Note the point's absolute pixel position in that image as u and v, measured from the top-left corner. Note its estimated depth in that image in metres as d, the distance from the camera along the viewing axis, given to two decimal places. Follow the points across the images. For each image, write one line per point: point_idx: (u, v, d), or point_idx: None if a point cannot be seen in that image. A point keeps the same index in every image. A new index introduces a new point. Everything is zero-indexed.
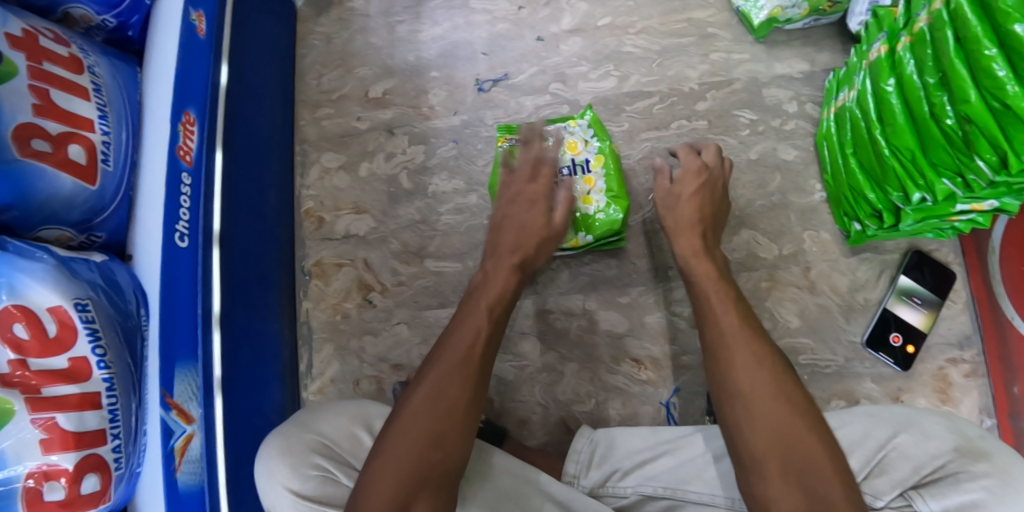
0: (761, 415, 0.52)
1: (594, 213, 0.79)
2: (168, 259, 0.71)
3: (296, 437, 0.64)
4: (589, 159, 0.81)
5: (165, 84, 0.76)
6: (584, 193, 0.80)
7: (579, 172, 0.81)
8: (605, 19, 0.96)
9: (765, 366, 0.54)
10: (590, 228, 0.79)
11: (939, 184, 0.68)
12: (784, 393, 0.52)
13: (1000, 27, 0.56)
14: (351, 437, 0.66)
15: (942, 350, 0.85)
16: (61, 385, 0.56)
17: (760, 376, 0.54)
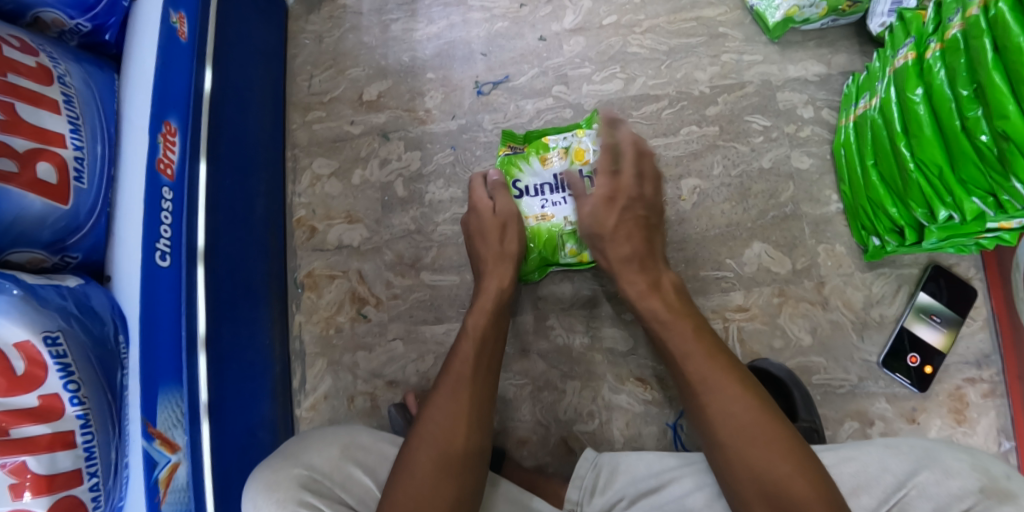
0: (738, 458, 0.53)
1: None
2: (149, 282, 0.68)
3: (284, 472, 0.62)
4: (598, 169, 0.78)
5: (143, 92, 0.72)
6: None
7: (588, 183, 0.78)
8: (610, 17, 0.91)
9: (744, 398, 0.56)
10: None
11: (968, 202, 0.64)
12: (763, 421, 0.54)
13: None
14: (340, 470, 0.64)
15: (960, 369, 0.81)
16: (30, 425, 0.53)
17: (734, 407, 0.56)
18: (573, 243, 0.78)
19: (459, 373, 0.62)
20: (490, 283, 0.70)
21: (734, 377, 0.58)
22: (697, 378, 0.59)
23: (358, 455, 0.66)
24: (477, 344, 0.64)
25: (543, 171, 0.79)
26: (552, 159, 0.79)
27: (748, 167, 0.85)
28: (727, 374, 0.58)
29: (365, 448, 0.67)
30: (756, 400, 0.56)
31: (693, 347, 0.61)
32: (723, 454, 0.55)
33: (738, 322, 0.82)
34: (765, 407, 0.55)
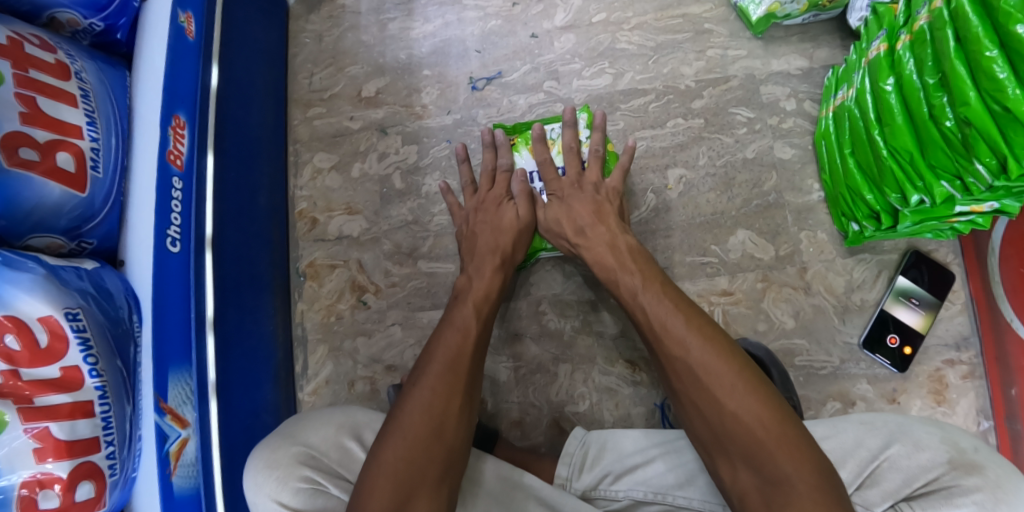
0: (704, 414, 0.56)
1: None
2: (159, 266, 0.72)
3: (283, 450, 0.65)
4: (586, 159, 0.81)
5: (154, 88, 0.76)
6: None
7: None
8: (599, 15, 0.94)
9: (724, 363, 0.56)
10: None
11: (938, 186, 0.67)
12: (743, 386, 0.54)
13: (999, 27, 0.56)
14: (338, 446, 0.67)
15: (939, 351, 0.84)
16: (53, 394, 0.56)
17: (715, 374, 0.55)
18: None
19: (447, 349, 0.64)
20: (483, 270, 0.73)
21: (714, 343, 0.57)
22: (677, 345, 0.58)
23: (356, 431, 0.69)
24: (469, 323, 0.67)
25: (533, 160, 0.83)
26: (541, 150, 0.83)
27: (733, 158, 0.88)
28: (707, 340, 0.57)
29: (363, 425, 0.70)
30: (736, 365, 0.55)
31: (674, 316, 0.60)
32: (693, 408, 0.57)
33: (723, 307, 0.85)
34: (746, 371, 0.55)
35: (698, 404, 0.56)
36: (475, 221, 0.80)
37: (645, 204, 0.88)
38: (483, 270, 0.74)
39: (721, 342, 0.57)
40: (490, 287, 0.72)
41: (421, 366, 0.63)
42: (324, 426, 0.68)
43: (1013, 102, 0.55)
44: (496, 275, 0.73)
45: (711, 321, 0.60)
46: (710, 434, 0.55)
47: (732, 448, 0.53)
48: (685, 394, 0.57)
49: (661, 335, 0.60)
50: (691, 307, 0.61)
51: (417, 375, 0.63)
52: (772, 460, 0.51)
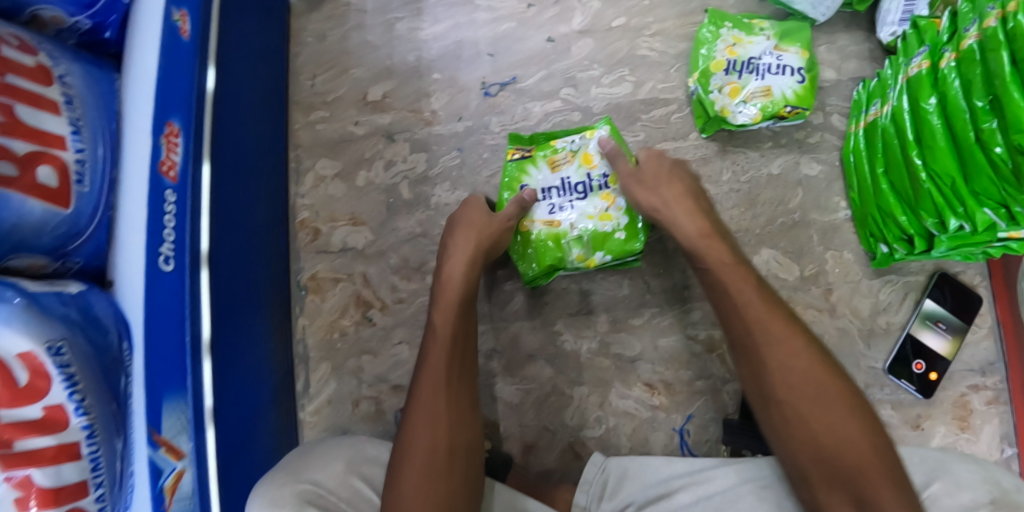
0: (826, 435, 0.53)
1: (617, 232, 0.75)
2: (151, 285, 0.67)
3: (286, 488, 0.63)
4: (607, 174, 0.77)
5: (145, 92, 0.70)
6: (602, 210, 0.76)
7: (596, 189, 0.76)
8: (619, 19, 0.89)
9: (838, 412, 0.53)
10: (606, 246, 0.75)
11: (980, 213, 0.66)
12: (844, 414, 0.53)
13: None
14: (345, 484, 0.66)
15: (964, 376, 0.83)
16: (35, 437, 0.53)
17: (825, 427, 0.53)
18: (579, 249, 0.76)
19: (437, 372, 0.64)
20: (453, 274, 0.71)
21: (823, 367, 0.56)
22: (811, 431, 0.54)
23: (362, 469, 0.68)
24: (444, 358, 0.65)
25: (551, 175, 0.78)
26: (560, 164, 0.78)
27: (757, 174, 0.85)
28: (850, 424, 0.53)
29: (368, 461, 0.69)
30: (831, 383, 0.54)
31: (790, 401, 0.55)
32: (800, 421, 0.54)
33: None
34: (866, 427, 0.53)
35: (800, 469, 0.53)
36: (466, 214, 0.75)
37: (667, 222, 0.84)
38: (455, 263, 0.72)
39: (865, 424, 0.53)
40: (456, 290, 0.70)
41: (425, 391, 0.63)
42: (332, 463, 0.66)
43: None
44: (466, 272, 0.71)
45: (837, 394, 0.54)
46: (800, 417, 0.54)
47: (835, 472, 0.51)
48: (785, 427, 0.55)
49: (773, 393, 0.56)
50: (788, 321, 0.59)
51: (422, 400, 0.63)
52: (864, 477, 0.50)
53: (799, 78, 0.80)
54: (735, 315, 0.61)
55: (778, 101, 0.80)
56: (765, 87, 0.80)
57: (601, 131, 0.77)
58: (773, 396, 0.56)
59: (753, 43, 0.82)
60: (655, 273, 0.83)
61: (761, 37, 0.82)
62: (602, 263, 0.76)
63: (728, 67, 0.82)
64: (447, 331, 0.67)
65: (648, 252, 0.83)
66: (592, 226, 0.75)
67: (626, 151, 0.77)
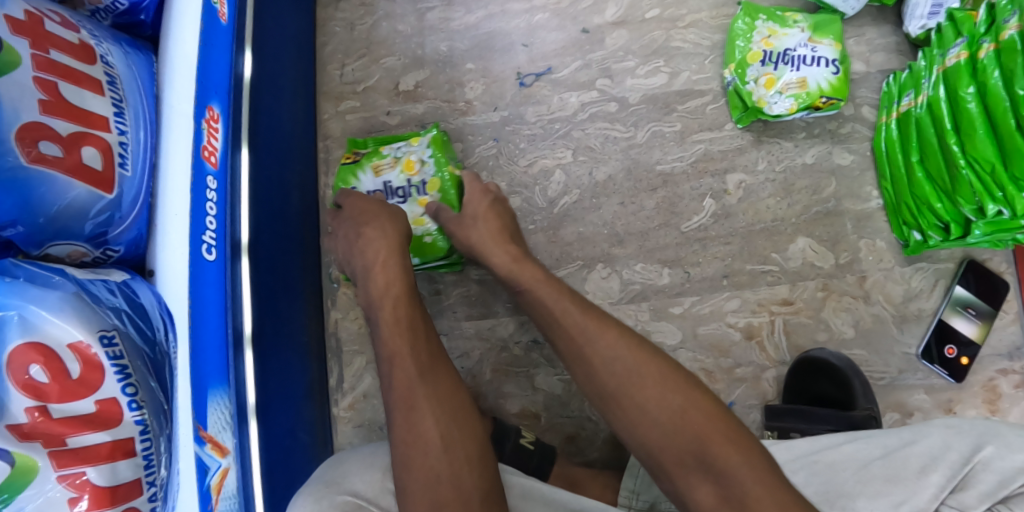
0: (647, 413, 0.49)
1: (424, 236, 0.76)
2: (195, 274, 0.65)
3: (328, 497, 0.61)
4: (426, 181, 0.76)
5: (186, 74, 0.68)
6: (416, 215, 0.76)
7: (413, 194, 0.76)
8: (652, 11, 0.90)
9: (669, 401, 0.48)
10: (417, 252, 0.76)
11: (1020, 199, 0.68)
12: (640, 388, 0.50)
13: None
14: (385, 490, 0.63)
15: (993, 361, 0.85)
16: (89, 433, 0.51)
17: (673, 426, 0.47)
18: None
19: (407, 372, 0.57)
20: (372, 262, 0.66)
21: (631, 346, 0.52)
22: (658, 437, 0.48)
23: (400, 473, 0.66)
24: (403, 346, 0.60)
25: (375, 179, 0.77)
26: (383, 168, 0.77)
27: (792, 163, 0.85)
28: (704, 418, 0.47)
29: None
30: (668, 371, 0.50)
31: (637, 393, 0.50)
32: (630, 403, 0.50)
33: (784, 316, 0.83)
34: (706, 414, 0.47)
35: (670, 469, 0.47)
36: (357, 203, 0.71)
37: (705, 210, 0.84)
38: (373, 274, 0.65)
39: (716, 416, 0.47)
40: (394, 285, 0.64)
41: (405, 393, 0.56)
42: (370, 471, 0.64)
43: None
44: (392, 274, 0.64)
45: (653, 388, 0.49)
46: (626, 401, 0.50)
47: (712, 473, 0.45)
48: (638, 431, 0.49)
49: (614, 396, 0.51)
50: (601, 316, 0.56)
51: (404, 407, 0.55)
52: (711, 450, 0.45)
53: (833, 70, 0.81)
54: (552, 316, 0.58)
55: (813, 92, 0.81)
56: (800, 79, 0.81)
57: (428, 137, 0.78)
58: (598, 383, 0.52)
59: (789, 36, 0.83)
60: (694, 262, 0.83)
61: (795, 29, 0.84)
62: (415, 266, 0.78)
63: (763, 58, 0.83)
64: (403, 327, 0.61)
65: (686, 242, 0.83)
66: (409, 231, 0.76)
67: (444, 160, 0.76)
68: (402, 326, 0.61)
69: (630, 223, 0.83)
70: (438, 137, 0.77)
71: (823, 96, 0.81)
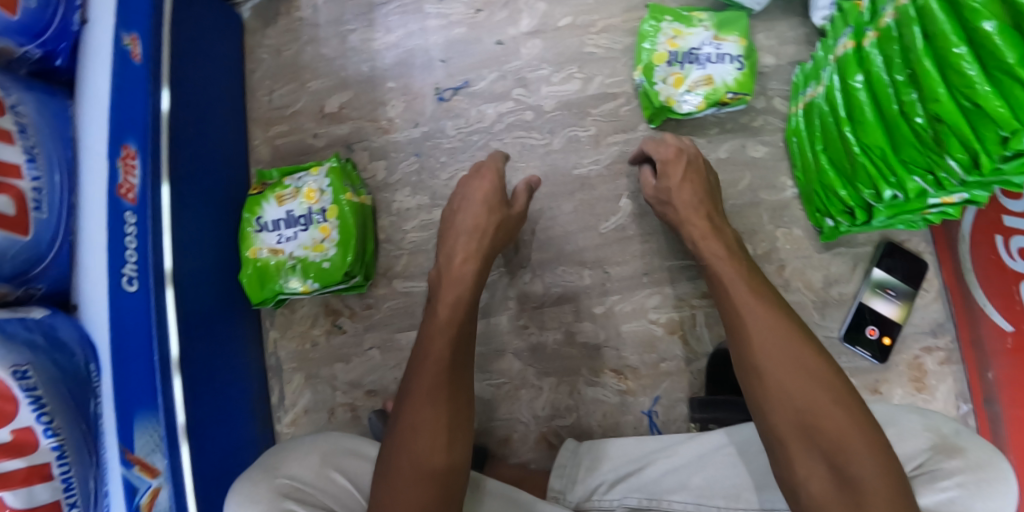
0: (799, 408, 0.56)
1: (322, 262, 0.81)
2: (116, 308, 0.68)
3: (265, 482, 0.64)
4: (326, 208, 0.82)
5: (100, 114, 0.71)
6: (317, 241, 0.81)
7: (314, 221, 0.82)
8: (565, 19, 0.92)
9: (805, 369, 0.58)
10: (316, 276, 0.81)
11: (911, 181, 0.69)
12: (821, 395, 0.56)
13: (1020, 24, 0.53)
14: (322, 476, 0.67)
15: (917, 339, 0.87)
16: (6, 460, 0.55)
17: (808, 393, 0.56)
18: (294, 276, 0.82)
19: (432, 377, 0.63)
20: (455, 258, 0.72)
21: (799, 349, 0.59)
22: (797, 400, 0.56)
23: (340, 461, 0.69)
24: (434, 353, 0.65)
25: (278, 208, 0.84)
26: (286, 198, 0.83)
27: (706, 159, 0.88)
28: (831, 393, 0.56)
29: (345, 452, 0.71)
30: (823, 372, 0.57)
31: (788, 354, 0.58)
32: (806, 406, 0.56)
33: (706, 310, 0.83)
34: (834, 390, 0.56)
35: (801, 426, 0.55)
36: (475, 187, 0.77)
37: (622, 210, 0.86)
38: (454, 259, 0.73)
39: (856, 414, 0.54)
40: (463, 286, 0.70)
41: (419, 395, 0.62)
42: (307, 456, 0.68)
43: (1020, 100, 0.55)
44: (468, 263, 0.72)
45: (803, 359, 0.58)
46: (778, 397, 0.57)
47: (816, 438, 0.55)
48: (765, 407, 0.58)
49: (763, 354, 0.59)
50: (784, 312, 0.62)
51: (412, 416, 0.61)
52: (850, 450, 0.53)
53: (738, 65, 0.83)
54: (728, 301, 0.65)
55: (719, 89, 0.83)
56: (706, 76, 0.83)
57: (326, 167, 0.83)
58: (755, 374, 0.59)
59: (693, 35, 0.85)
60: (614, 262, 0.85)
61: (700, 27, 0.85)
62: (317, 290, 0.82)
63: (669, 58, 0.85)
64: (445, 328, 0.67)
65: (606, 243, 0.86)
66: (307, 255, 0.81)
67: (341, 186, 0.82)
68: (449, 324, 0.67)
69: (551, 228, 0.87)
70: (336, 167, 0.83)
71: (729, 91, 0.82)
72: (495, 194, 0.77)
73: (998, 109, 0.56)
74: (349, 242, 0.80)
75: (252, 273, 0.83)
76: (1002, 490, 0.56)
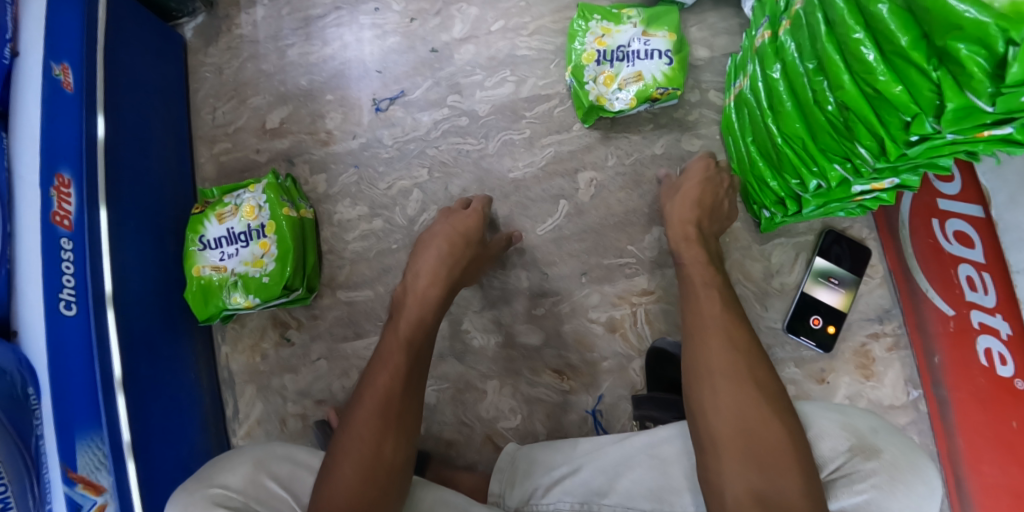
0: (745, 412, 0.54)
1: (262, 277, 0.82)
2: (51, 331, 0.70)
3: (198, 493, 0.62)
4: (264, 224, 0.84)
5: (30, 144, 0.73)
6: (257, 256, 0.83)
7: (254, 237, 0.83)
8: (497, 22, 0.92)
9: (741, 366, 0.57)
10: (256, 290, 0.82)
11: (832, 170, 0.68)
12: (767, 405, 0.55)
13: (912, 9, 0.51)
14: (254, 483, 0.64)
15: (862, 326, 0.85)
16: None
17: (743, 372, 0.57)
18: (237, 291, 0.83)
19: (380, 397, 0.61)
20: (418, 283, 0.72)
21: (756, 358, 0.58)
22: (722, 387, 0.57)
23: (273, 467, 0.67)
24: (387, 371, 0.63)
25: (219, 226, 0.85)
26: (226, 216, 0.85)
27: (641, 155, 0.87)
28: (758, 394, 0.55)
29: (280, 457, 0.69)
30: (773, 386, 0.56)
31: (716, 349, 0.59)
32: (755, 411, 0.54)
33: (645, 306, 0.84)
34: (762, 389, 0.56)
35: (727, 396, 0.56)
36: (457, 218, 0.80)
37: (558, 211, 0.87)
38: (420, 280, 0.73)
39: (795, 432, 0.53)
40: (425, 308, 0.70)
41: (361, 411, 0.61)
42: (240, 463, 0.65)
43: (917, 83, 0.53)
44: (432, 287, 0.72)
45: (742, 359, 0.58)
46: (726, 400, 0.55)
47: (754, 450, 0.52)
48: (711, 411, 0.56)
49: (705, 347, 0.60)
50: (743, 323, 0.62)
51: (353, 432, 0.59)
52: (782, 466, 0.51)
53: (667, 61, 0.82)
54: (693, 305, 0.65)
55: (649, 85, 0.81)
56: (636, 73, 0.82)
57: (263, 184, 0.85)
58: (707, 374, 0.58)
59: (621, 32, 0.84)
60: (551, 263, 0.86)
61: (630, 26, 0.84)
62: (259, 305, 0.84)
63: (601, 59, 0.84)
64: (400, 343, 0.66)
65: (544, 244, 0.86)
66: (248, 271, 0.83)
67: (278, 202, 0.84)
68: (406, 343, 0.66)
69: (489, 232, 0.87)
70: (272, 182, 0.85)
71: (659, 88, 0.81)
72: (474, 231, 0.78)
73: (898, 93, 0.55)
74: (287, 256, 0.82)
75: (196, 289, 0.84)
76: (917, 488, 0.55)
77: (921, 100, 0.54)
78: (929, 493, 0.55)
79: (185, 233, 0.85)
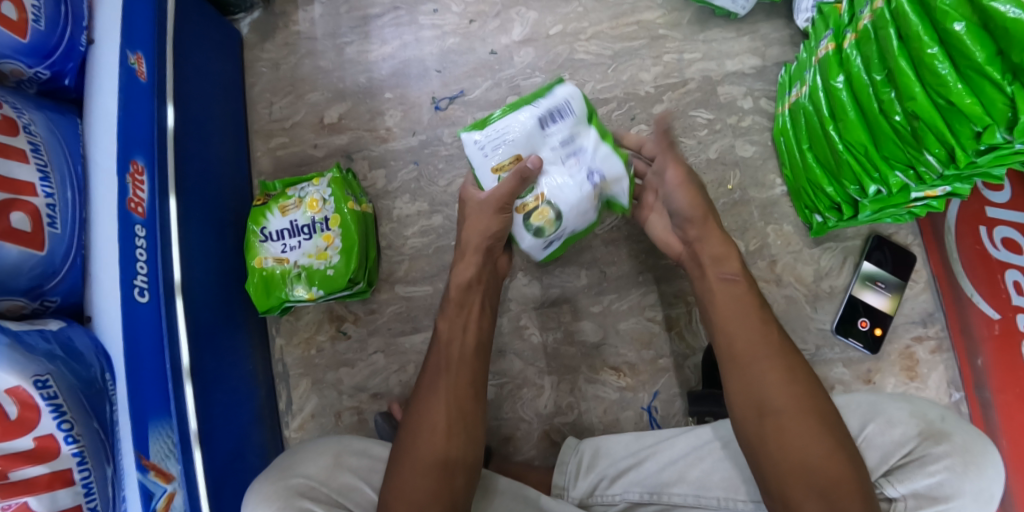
0: (779, 411, 0.57)
1: (326, 269, 0.83)
2: (128, 318, 0.69)
3: (281, 482, 0.63)
4: (328, 217, 0.85)
5: (108, 133, 0.73)
6: (320, 249, 0.84)
7: (318, 230, 0.84)
8: (556, 27, 0.95)
9: (793, 395, 0.58)
10: (320, 282, 0.83)
11: (893, 176, 0.71)
12: (798, 404, 0.57)
13: (987, 23, 0.55)
14: (335, 477, 0.65)
15: (908, 329, 0.88)
16: (28, 467, 0.56)
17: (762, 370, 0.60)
18: (299, 284, 0.84)
19: (433, 425, 0.61)
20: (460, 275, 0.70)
21: (780, 354, 0.60)
22: (772, 404, 0.58)
23: (351, 463, 0.67)
24: (438, 398, 0.62)
25: (282, 218, 0.86)
26: (289, 209, 0.86)
27: (697, 159, 0.92)
28: (808, 409, 0.57)
29: (357, 453, 0.69)
30: (801, 382, 0.59)
31: (758, 369, 0.60)
32: (773, 422, 0.57)
33: None
34: (789, 380, 0.59)
35: (753, 393, 0.59)
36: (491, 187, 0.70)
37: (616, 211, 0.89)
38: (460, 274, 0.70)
39: (821, 419, 0.56)
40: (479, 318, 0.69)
41: (413, 441, 0.61)
42: (320, 455, 0.66)
43: (991, 97, 0.57)
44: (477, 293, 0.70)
45: (781, 368, 0.59)
46: (752, 401, 0.59)
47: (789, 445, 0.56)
48: (743, 410, 0.59)
49: (741, 367, 0.61)
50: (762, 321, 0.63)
51: (404, 465, 0.59)
52: (822, 457, 0.54)
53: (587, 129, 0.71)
54: (729, 301, 0.64)
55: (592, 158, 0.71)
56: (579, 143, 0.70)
57: (328, 178, 0.86)
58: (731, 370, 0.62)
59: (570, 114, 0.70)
60: (610, 261, 0.88)
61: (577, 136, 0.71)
62: (321, 298, 0.84)
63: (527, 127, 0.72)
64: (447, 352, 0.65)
65: (603, 242, 0.88)
66: (311, 263, 0.84)
67: (343, 195, 0.84)
68: (460, 351, 0.65)
69: None
70: (337, 176, 0.86)
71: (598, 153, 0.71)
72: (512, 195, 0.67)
73: (968, 104, 0.58)
74: (351, 251, 0.83)
75: (258, 281, 0.84)
76: (987, 470, 0.57)
77: (995, 112, 0.57)
78: (997, 475, 0.57)
79: (247, 225, 0.85)
